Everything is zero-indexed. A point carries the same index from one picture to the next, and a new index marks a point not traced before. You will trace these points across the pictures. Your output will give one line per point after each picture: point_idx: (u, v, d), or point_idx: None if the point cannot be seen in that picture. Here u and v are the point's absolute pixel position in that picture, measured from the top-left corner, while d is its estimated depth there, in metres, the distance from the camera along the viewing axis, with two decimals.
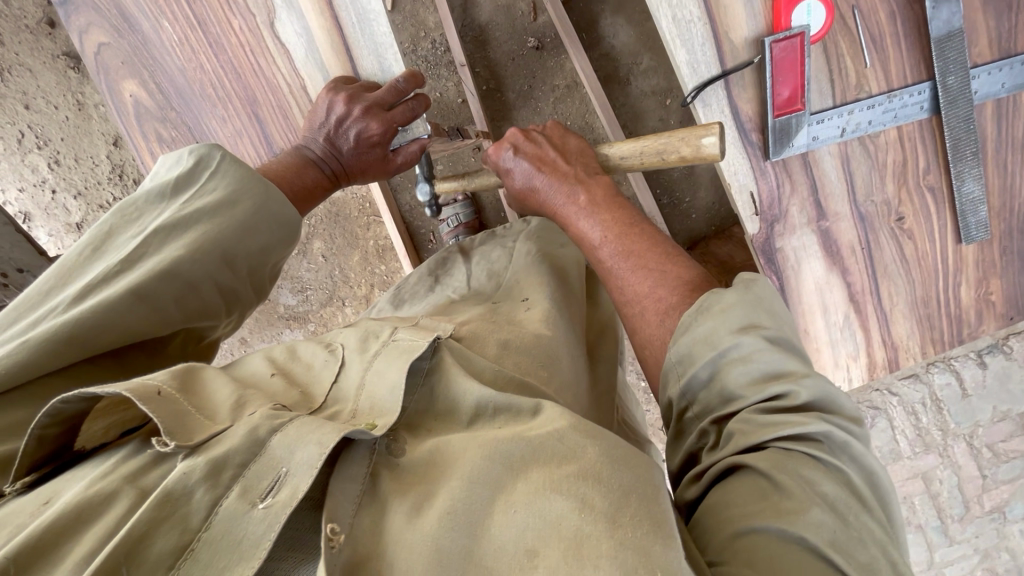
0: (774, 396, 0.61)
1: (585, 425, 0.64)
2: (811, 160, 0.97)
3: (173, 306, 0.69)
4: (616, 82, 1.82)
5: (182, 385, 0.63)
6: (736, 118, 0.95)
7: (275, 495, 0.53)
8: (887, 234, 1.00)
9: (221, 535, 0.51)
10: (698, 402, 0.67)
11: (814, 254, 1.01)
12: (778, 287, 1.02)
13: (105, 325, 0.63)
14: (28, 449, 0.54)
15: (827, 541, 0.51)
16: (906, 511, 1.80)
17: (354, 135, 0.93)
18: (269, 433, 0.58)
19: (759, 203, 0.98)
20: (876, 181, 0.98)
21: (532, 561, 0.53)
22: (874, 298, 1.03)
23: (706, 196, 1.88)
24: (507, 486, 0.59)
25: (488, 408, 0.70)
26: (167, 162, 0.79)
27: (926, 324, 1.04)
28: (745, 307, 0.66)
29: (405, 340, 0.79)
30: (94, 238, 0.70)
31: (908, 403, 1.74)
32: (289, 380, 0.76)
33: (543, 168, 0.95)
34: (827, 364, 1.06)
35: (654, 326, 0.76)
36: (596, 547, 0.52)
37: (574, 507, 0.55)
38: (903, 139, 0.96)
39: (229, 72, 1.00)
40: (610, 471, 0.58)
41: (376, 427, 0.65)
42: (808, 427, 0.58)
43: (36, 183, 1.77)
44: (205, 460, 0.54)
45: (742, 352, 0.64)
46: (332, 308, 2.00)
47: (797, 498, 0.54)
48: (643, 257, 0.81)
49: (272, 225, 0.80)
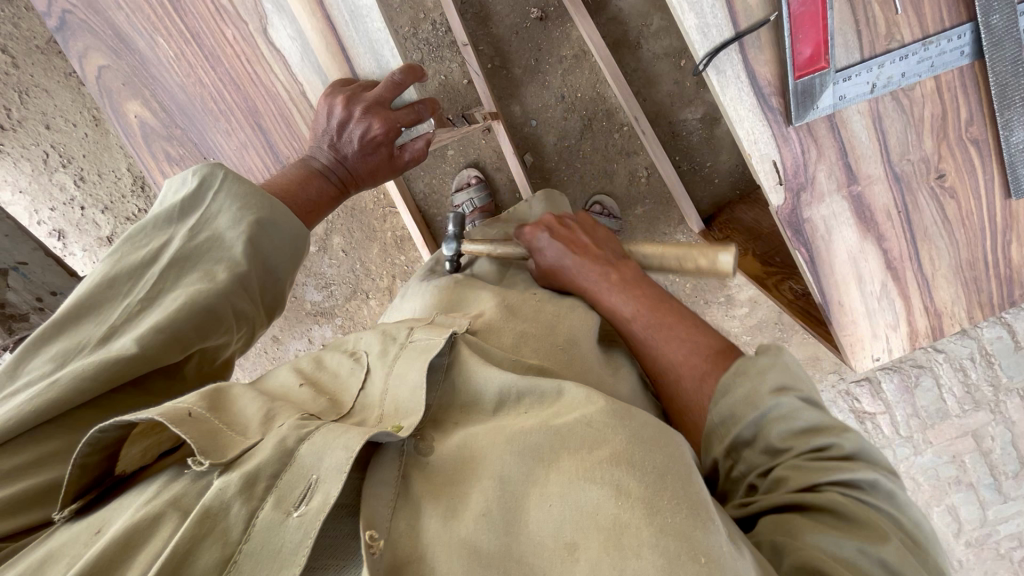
0: (820, 448, 0.63)
1: (613, 408, 0.62)
2: (839, 121, 0.90)
3: (191, 332, 0.69)
4: (626, 46, 1.74)
5: (212, 405, 0.63)
6: (754, 83, 0.88)
7: (309, 502, 0.52)
8: (926, 194, 0.93)
9: (263, 544, 0.50)
10: (744, 459, 0.68)
11: (845, 221, 0.95)
12: (808, 259, 0.97)
13: (131, 358, 0.64)
14: (72, 478, 0.55)
15: (898, 559, 0.55)
16: (957, 471, 1.74)
17: (358, 136, 0.91)
18: (297, 441, 0.57)
19: (782, 172, 0.92)
20: (913, 138, 0.90)
21: (573, 554, 0.51)
22: (913, 264, 0.97)
23: (729, 158, 1.80)
24: (540, 476, 0.57)
25: (512, 396, 0.69)
26: (172, 185, 0.78)
27: (972, 287, 0.97)
28: (778, 371, 0.68)
29: (422, 341, 0.77)
30: (111, 265, 0.70)
31: (955, 359, 1.69)
32: (318, 389, 0.75)
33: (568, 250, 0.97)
34: (863, 336, 1.01)
35: (692, 391, 0.77)
36: (635, 534, 0.51)
37: (609, 496, 0.53)
38: (941, 90, 0.88)
39: (228, 84, 0.97)
40: (640, 455, 0.57)
41: (402, 428, 0.63)
42: (858, 474, 0.60)
43: (65, 201, 1.81)
44: (238, 475, 0.54)
45: (782, 411, 0.65)
46: (356, 302, 2.01)
47: (862, 523, 0.57)
48: (674, 330, 0.83)
49: (279, 239, 0.80)
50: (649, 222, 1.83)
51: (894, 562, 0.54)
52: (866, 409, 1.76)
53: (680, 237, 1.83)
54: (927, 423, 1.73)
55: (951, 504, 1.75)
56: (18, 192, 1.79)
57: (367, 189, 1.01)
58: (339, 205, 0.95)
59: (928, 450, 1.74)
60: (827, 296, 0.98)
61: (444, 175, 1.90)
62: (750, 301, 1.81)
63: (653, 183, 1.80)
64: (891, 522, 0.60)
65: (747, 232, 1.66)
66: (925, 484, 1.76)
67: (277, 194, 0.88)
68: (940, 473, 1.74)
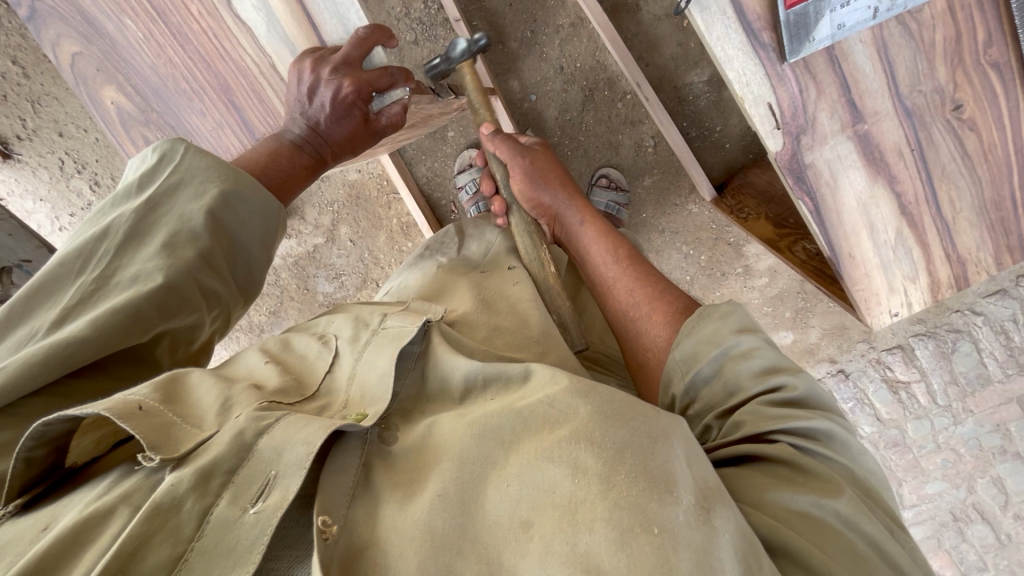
0: (774, 387, 0.63)
1: (575, 382, 0.57)
2: (839, 52, 0.82)
3: (151, 311, 0.68)
4: (624, 10, 1.65)
5: (168, 395, 0.59)
6: (742, 18, 0.81)
7: (265, 500, 0.50)
8: (942, 128, 0.84)
9: (215, 542, 0.47)
10: (702, 397, 0.67)
11: (852, 164, 0.87)
12: (813, 210, 0.90)
13: (91, 339, 0.63)
14: (18, 471, 0.55)
15: (855, 512, 0.54)
16: (1002, 440, 1.64)
17: (329, 98, 0.88)
18: (256, 435, 0.54)
19: (779, 115, 0.85)
20: (924, 67, 0.82)
21: (527, 533, 0.48)
22: (931, 208, 0.89)
23: (739, 121, 1.70)
24: (499, 460, 0.54)
25: (478, 382, 0.64)
26: (134, 162, 0.78)
27: (1000, 230, 0.89)
28: (740, 314, 0.68)
29: (394, 326, 0.72)
30: (75, 247, 0.69)
31: (994, 321, 1.57)
32: (283, 368, 0.72)
33: (557, 171, 1.01)
34: (879, 290, 0.93)
35: (657, 326, 0.77)
36: (589, 511, 0.48)
37: (566, 473, 0.50)
38: (953, 10, 0.79)
39: (197, 62, 0.96)
40: (602, 430, 0.52)
41: (365, 417, 0.59)
42: (814, 421, 0.59)
43: (83, 207, 1.81)
44: (193, 470, 0.51)
45: (742, 348, 0.65)
46: (367, 291, 2.01)
47: (817, 475, 0.57)
48: (640, 273, 0.85)
49: (240, 225, 0.77)
50: (658, 192, 1.75)
51: (850, 515, 0.54)
52: (900, 378, 1.67)
53: (693, 207, 1.74)
54: (966, 391, 1.62)
55: (996, 475, 1.65)
56: (39, 200, 1.80)
57: (347, 161, 0.99)
58: (317, 177, 0.93)
59: (969, 419, 1.64)
60: (834, 250, 0.91)
61: (446, 158, 1.86)
62: (769, 271, 1.73)
63: (661, 153, 1.73)
64: (845, 473, 0.59)
65: (758, 197, 1.60)
66: (967, 455, 1.66)
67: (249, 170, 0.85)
68: (983, 443, 1.65)
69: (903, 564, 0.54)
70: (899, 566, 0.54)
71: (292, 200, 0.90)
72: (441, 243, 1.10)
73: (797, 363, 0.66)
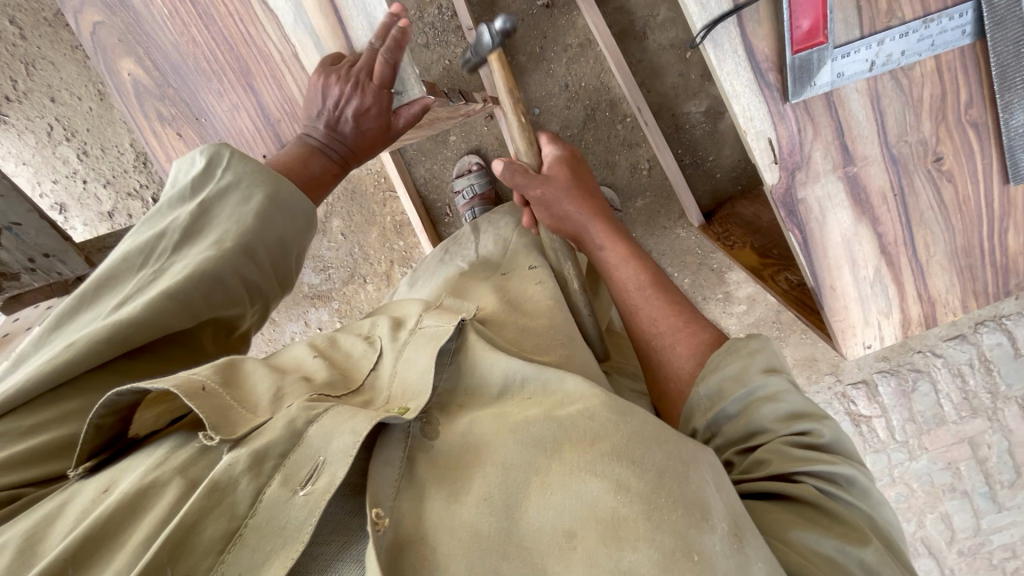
0: (802, 432, 0.67)
1: (615, 402, 0.60)
2: (837, 99, 0.88)
3: (202, 301, 0.74)
4: (632, 37, 1.72)
5: (224, 379, 0.63)
6: (751, 57, 0.87)
7: (314, 483, 0.52)
8: (923, 177, 0.91)
9: (267, 522, 0.50)
10: (723, 432, 0.72)
11: (840, 203, 0.94)
12: (801, 241, 0.95)
13: (143, 322, 0.69)
14: (88, 437, 0.59)
15: (878, 562, 0.58)
16: (952, 478, 1.72)
17: (352, 113, 0.91)
18: (307, 422, 0.56)
19: (778, 150, 0.91)
20: (911, 120, 0.89)
21: (571, 542, 0.51)
22: (908, 250, 0.96)
23: (731, 153, 1.79)
24: (542, 467, 0.57)
25: (517, 379, 0.68)
26: (184, 165, 0.83)
27: (968, 276, 0.96)
28: (766, 355, 0.73)
29: (431, 327, 0.75)
30: (137, 245, 0.77)
31: (953, 364, 1.67)
32: (329, 362, 0.76)
33: (578, 185, 0.98)
34: (856, 323, 0.99)
35: (683, 357, 0.81)
36: (633, 529, 0.51)
37: (609, 489, 0.53)
38: (941, 70, 0.86)
39: (221, 44, 0.98)
40: (642, 451, 0.55)
41: (408, 411, 0.62)
42: (838, 467, 0.64)
43: (68, 175, 1.77)
44: (248, 451, 0.54)
45: (769, 391, 0.70)
46: (354, 286, 2.01)
47: (842, 521, 0.61)
48: (666, 298, 0.89)
49: (291, 222, 0.83)
50: (649, 215, 1.82)
51: (874, 564, 0.58)
52: (862, 412, 1.75)
53: (681, 231, 1.81)
54: (923, 429, 1.71)
55: (944, 512, 1.74)
56: (22, 163, 1.75)
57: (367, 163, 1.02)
58: (342, 181, 0.96)
59: (923, 456, 1.73)
60: (818, 279, 0.97)
61: (445, 161, 1.88)
62: (748, 299, 1.80)
63: (654, 176, 1.79)
64: (866, 519, 0.64)
65: (744, 227, 1.66)
66: (919, 490, 1.75)
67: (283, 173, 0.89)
68: (935, 480, 1.73)
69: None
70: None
71: (322, 199, 0.94)
72: (458, 246, 1.18)
73: (820, 409, 0.71)
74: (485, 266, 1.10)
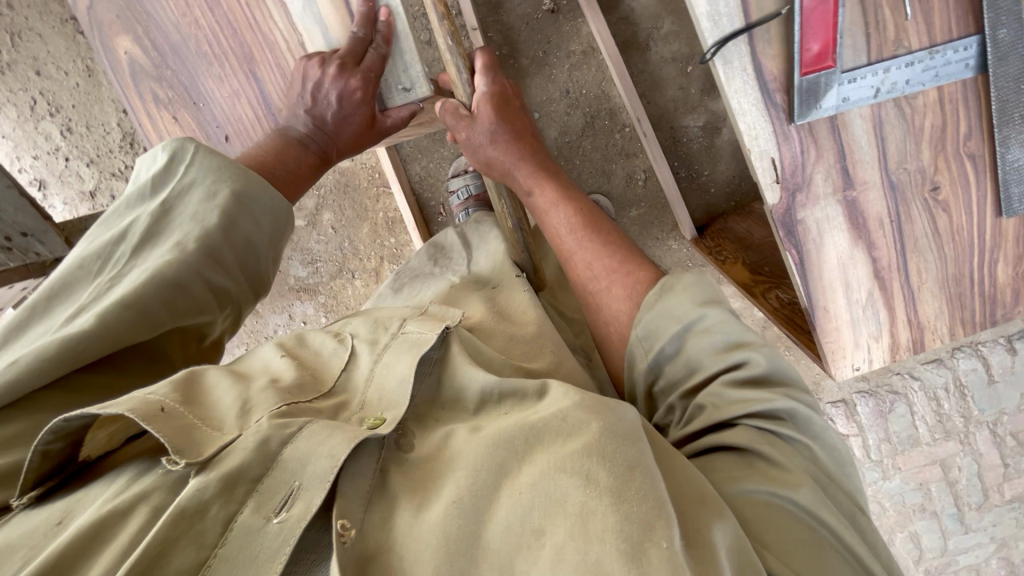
0: (738, 364, 0.68)
1: (588, 400, 0.58)
2: (841, 123, 0.89)
3: (161, 309, 0.71)
4: (634, 47, 1.73)
5: (186, 397, 0.60)
6: (760, 76, 0.87)
7: (289, 509, 0.51)
8: (919, 206, 0.93)
9: (239, 550, 0.48)
10: (664, 374, 0.75)
11: (838, 226, 0.94)
12: (798, 262, 0.96)
13: (96, 333, 0.65)
14: (34, 465, 0.56)
15: (813, 502, 0.60)
16: (923, 499, 1.76)
17: (335, 96, 0.89)
18: (281, 445, 0.55)
19: (780, 170, 0.91)
20: (911, 148, 0.90)
21: (538, 541, 0.49)
22: (901, 275, 0.96)
23: (726, 169, 1.80)
24: (512, 470, 0.55)
25: (494, 395, 0.66)
26: (145, 161, 0.80)
27: (957, 304, 0.97)
28: (701, 288, 0.73)
29: (414, 333, 0.73)
30: (94, 248, 0.74)
31: (929, 387, 1.70)
32: (297, 362, 0.73)
33: (508, 126, 0.93)
34: (846, 345, 1.00)
35: (621, 300, 0.82)
36: (601, 523, 0.48)
37: (577, 485, 0.51)
38: (943, 101, 0.88)
39: (225, 27, 0.95)
40: (612, 447, 0.53)
41: (384, 423, 0.60)
42: (773, 404, 0.65)
43: (49, 151, 1.71)
44: (219, 475, 0.52)
45: (705, 324, 0.71)
46: (341, 281, 1.97)
47: (780, 466, 0.62)
48: (600, 245, 0.87)
49: (257, 223, 0.80)
50: (642, 225, 1.82)
51: (810, 507, 0.59)
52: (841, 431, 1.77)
53: (673, 243, 1.83)
54: (898, 449, 1.74)
55: (914, 531, 1.78)
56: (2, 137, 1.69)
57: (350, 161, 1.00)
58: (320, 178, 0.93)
59: (896, 476, 1.75)
60: (812, 301, 0.98)
61: (440, 161, 1.86)
62: None
63: (649, 188, 1.80)
64: (805, 452, 0.66)
65: (737, 242, 1.67)
66: (891, 510, 1.77)
67: (255, 167, 0.86)
68: (907, 500, 1.76)
69: (856, 548, 0.60)
70: (853, 550, 0.60)
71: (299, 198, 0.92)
72: (450, 255, 1.15)
73: (765, 339, 0.71)
74: (476, 281, 1.05)
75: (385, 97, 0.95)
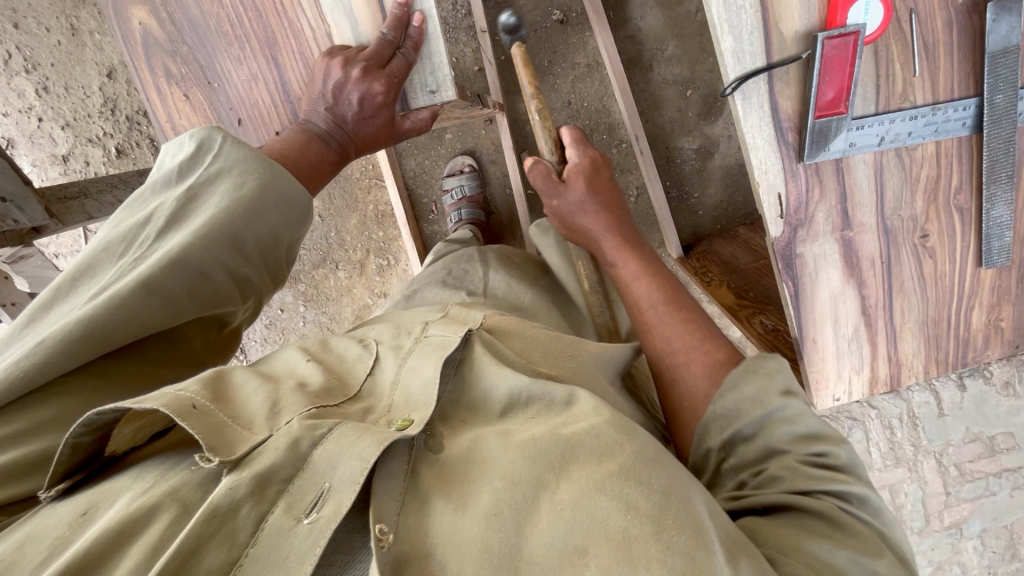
0: (819, 453, 0.67)
1: (619, 422, 0.62)
2: (845, 166, 0.94)
3: (184, 297, 0.70)
4: (638, 66, 1.76)
5: (214, 394, 0.60)
6: (775, 115, 0.91)
7: (320, 510, 0.50)
8: (908, 250, 0.98)
9: (268, 551, 0.47)
10: (737, 453, 0.72)
11: (833, 263, 0.99)
12: (793, 293, 1.00)
13: (122, 320, 0.64)
14: (63, 457, 0.54)
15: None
16: None
17: (356, 99, 0.87)
18: (312, 445, 0.54)
19: (785, 206, 0.95)
20: (906, 196, 0.95)
21: (582, 559, 0.50)
22: (886, 313, 1.02)
23: (715, 193, 1.85)
24: (550, 483, 0.56)
25: (522, 398, 0.67)
26: (171, 149, 0.78)
27: (933, 343, 1.04)
28: (785, 376, 0.72)
29: (437, 336, 0.73)
30: (121, 232, 0.71)
31: (885, 417, 1.76)
32: (322, 365, 0.72)
33: (599, 198, 0.98)
34: (829, 375, 1.05)
35: (698, 378, 0.80)
36: (644, 549, 0.51)
37: (619, 509, 0.53)
38: (940, 155, 0.94)
39: (250, 11, 0.93)
40: (648, 471, 0.57)
41: (412, 424, 0.59)
42: (851, 486, 0.63)
43: (22, 109, 1.62)
44: (251, 474, 0.51)
45: (787, 413, 0.69)
46: (324, 270, 1.94)
47: (859, 535, 0.60)
48: (681, 321, 0.86)
49: (281, 208, 0.78)
50: None
51: None
52: None
53: None
54: None
55: None
56: None
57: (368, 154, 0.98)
58: (340, 173, 0.91)
59: None
60: (801, 331, 1.02)
61: (437, 158, 1.84)
62: None
63: (640, 204, 1.84)
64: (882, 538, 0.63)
65: (722, 265, 1.71)
66: None
67: (276, 158, 0.83)
68: None
69: None
70: None
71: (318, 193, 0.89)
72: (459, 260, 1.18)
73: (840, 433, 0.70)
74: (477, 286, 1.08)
75: (409, 97, 0.94)
